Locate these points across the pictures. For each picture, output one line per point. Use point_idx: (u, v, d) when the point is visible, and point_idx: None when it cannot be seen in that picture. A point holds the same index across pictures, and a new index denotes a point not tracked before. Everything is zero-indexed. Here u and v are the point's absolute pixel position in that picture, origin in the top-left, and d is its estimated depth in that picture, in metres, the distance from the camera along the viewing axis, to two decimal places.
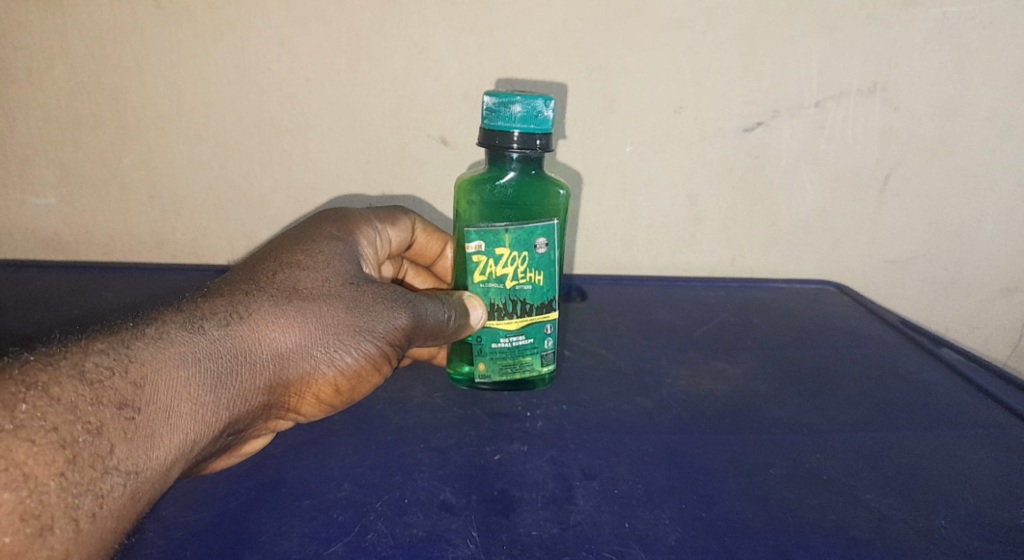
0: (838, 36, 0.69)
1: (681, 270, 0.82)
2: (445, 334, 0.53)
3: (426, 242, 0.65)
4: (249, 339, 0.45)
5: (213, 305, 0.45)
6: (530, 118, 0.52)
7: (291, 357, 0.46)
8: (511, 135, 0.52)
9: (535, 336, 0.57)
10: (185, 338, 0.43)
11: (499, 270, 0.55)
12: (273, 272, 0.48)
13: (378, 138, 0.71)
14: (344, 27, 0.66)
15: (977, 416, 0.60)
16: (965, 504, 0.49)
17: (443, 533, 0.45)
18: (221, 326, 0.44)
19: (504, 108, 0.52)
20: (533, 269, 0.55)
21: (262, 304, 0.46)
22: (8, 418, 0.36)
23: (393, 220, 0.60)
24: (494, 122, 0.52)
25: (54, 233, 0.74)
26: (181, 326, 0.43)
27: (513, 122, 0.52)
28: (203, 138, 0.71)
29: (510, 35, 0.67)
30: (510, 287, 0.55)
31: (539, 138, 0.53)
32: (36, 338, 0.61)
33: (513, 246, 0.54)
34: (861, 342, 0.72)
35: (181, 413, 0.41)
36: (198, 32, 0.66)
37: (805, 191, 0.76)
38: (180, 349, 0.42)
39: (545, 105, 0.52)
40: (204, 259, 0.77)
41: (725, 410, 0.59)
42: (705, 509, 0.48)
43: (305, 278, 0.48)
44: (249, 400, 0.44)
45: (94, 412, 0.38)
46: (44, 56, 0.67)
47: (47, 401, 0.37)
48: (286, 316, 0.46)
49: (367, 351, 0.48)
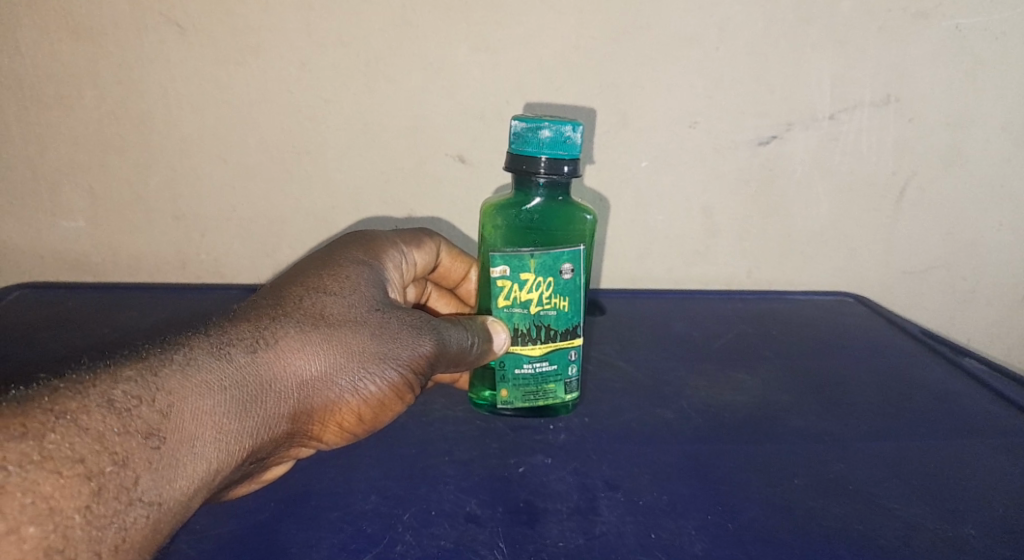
0: (849, 50, 0.70)
1: (697, 283, 0.82)
2: (467, 361, 0.54)
3: (451, 264, 0.66)
4: (274, 366, 0.45)
5: (240, 332, 0.46)
6: (558, 143, 0.53)
7: (316, 384, 0.47)
8: (538, 160, 0.53)
9: (559, 362, 0.57)
10: (212, 365, 0.44)
11: (526, 294, 0.55)
12: (300, 298, 0.49)
13: (396, 158, 0.73)
14: (364, 50, 0.68)
15: (1001, 424, 0.60)
16: (992, 512, 0.49)
17: (470, 543, 0.45)
18: (247, 352, 0.45)
19: (532, 134, 0.53)
20: (557, 294, 0.56)
21: (288, 331, 0.47)
22: (36, 448, 0.36)
23: (419, 243, 0.61)
24: (522, 147, 0.53)
25: (81, 254, 0.76)
26: (208, 352, 0.44)
27: (541, 147, 0.53)
28: (226, 160, 0.73)
29: (524, 54, 0.69)
30: (534, 312, 0.56)
31: (567, 163, 0.54)
32: (68, 360, 0.63)
33: (538, 271, 0.55)
34: (881, 352, 0.72)
35: (205, 442, 0.42)
36: (222, 57, 0.68)
37: (819, 203, 0.77)
38: (207, 376, 0.43)
39: (574, 130, 0.53)
40: (226, 277, 0.78)
41: (745, 421, 0.59)
42: (730, 519, 0.48)
43: (330, 306, 0.49)
44: (273, 428, 0.45)
45: (121, 441, 0.38)
46: (73, 83, 0.69)
47: (75, 430, 0.38)
48: (312, 344, 0.47)
49: (391, 379, 0.49)
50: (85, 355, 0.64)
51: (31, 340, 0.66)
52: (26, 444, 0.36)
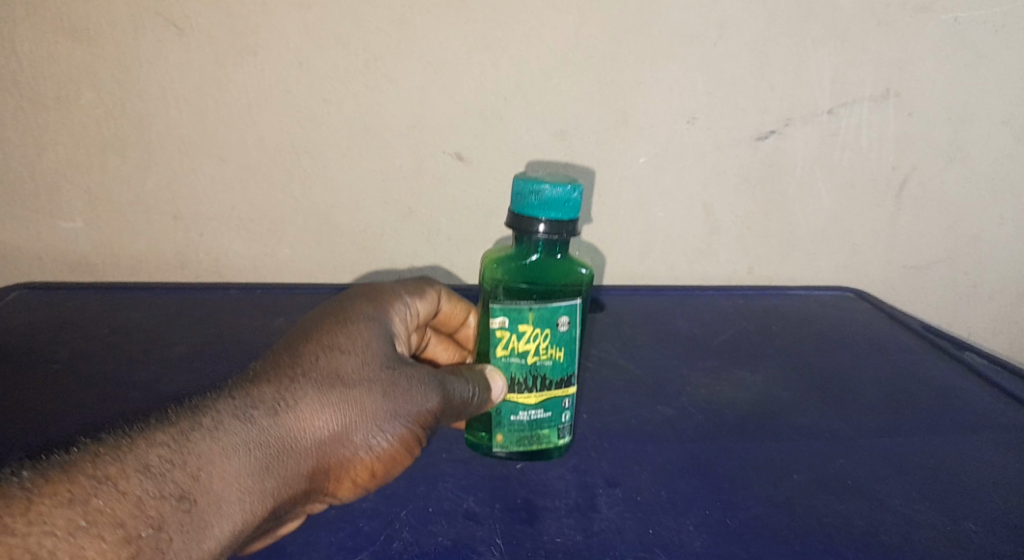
0: (849, 45, 0.70)
1: (698, 280, 0.82)
2: (466, 412, 0.50)
3: (451, 309, 0.62)
4: (301, 424, 0.43)
5: (266, 389, 0.44)
6: (558, 205, 0.51)
7: (333, 441, 0.44)
8: (538, 222, 0.51)
9: (553, 409, 0.52)
10: (240, 426, 0.42)
11: (521, 345, 0.51)
12: (323, 352, 0.46)
13: (395, 157, 0.73)
14: (362, 49, 0.68)
15: (1004, 419, 0.59)
16: (995, 508, 0.49)
17: (468, 541, 0.45)
18: (275, 411, 0.43)
19: (532, 194, 0.51)
20: (554, 344, 0.51)
21: (313, 388, 0.44)
22: (82, 512, 0.36)
23: (422, 293, 0.58)
24: (522, 207, 0.52)
25: (81, 255, 0.76)
26: (237, 411, 0.42)
27: (541, 209, 0.51)
28: (225, 160, 0.73)
29: (522, 51, 0.69)
30: (531, 363, 0.51)
31: (567, 225, 0.52)
32: (68, 361, 0.63)
33: (536, 323, 0.50)
34: (884, 348, 0.72)
35: (236, 504, 0.40)
36: (219, 57, 0.68)
37: (820, 199, 0.77)
38: (236, 437, 0.41)
39: (574, 192, 0.51)
40: (227, 278, 0.79)
41: (746, 418, 0.59)
42: (730, 515, 0.48)
43: (345, 360, 0.46)
44: (300, 486, 0.43)
45: (157, 506, 0.38)
46: (71, 84, 0.69)
47: (114, 496, 0.37)
48: (336, 401, 0.44)
49: (406, 435, 0.47)
50: (84, 356, 0.64)
51: (30, 340, 0.66)
52: (69, 509, 0.36)
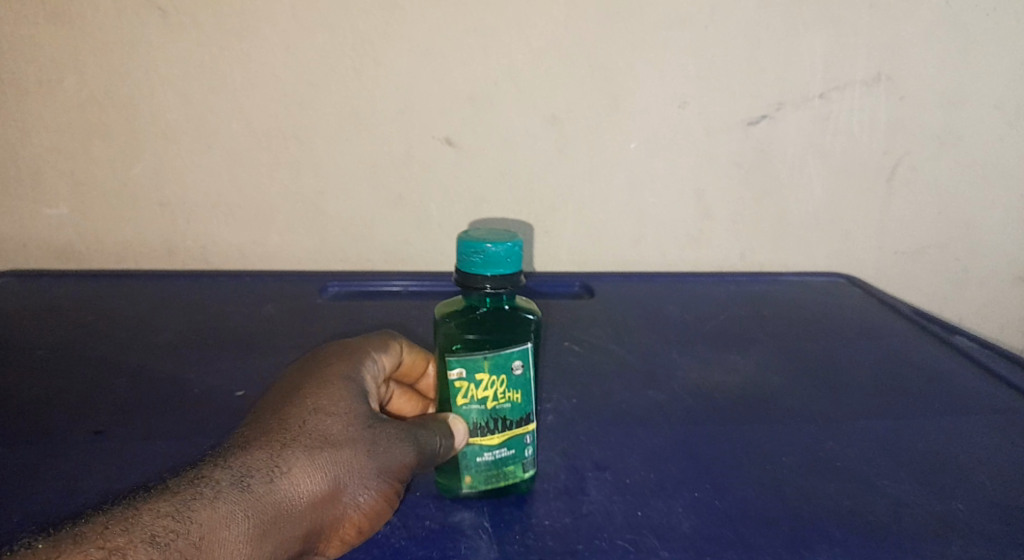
0: (840, 29, 0.69)
1: (690, 266, 0.81)
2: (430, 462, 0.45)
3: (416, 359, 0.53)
4: (293, 488, 0.39)
5: (253, 454, 0.40)
6: (503, 263, 0.46)
7: (326, 502, 0.41)
8: (484, 280, 0.46)
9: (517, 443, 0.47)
10: (235, 492, 0.38)
11: (473, 394, 0.46)
12: (306, 412, 0.43)
13: (384, 143, 0.72)
14: (349, 32, 0.67)
15: (993, 402, 0.59)
16: (983, 489, 0.49)
17: (456, 524, 0.45)
18: (267, 476, 0.39)
19: (473, 253, 0.46)
20: (509, 387, 0.46)
21: (301, 450, 0.41)
22: None
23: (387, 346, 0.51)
24: (464, 267, 0.46)
25: (66, 242, 0.75)
26: (230, 478, 0.38)
27: (484, 268, 0.46)
28: (212, 145, 0.72)
29: (511, 35, 0.68)
30: (492, 409, 0.46)
31: (514, 279, 0.47)
32: (53, 349, 0.62)
33: (490, 369, 0.46)
34: (875, 332, 0.72)
35: None
36: (204, 41, 0.67)
37: (812, 184, 0.76)
38: (233, 505, 0.37)
39: (515, 246, 0.46)
40: (215, 265, 0.78)
41: (736, 403, 0.59)
42: (719, 498, 0.48)
43: (330, 421, 0.43)
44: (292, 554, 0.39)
45: None
46: (54, 68, 0.68)
47: None
48: (325, 464, 0.41)
49: (393, 490, 0.44)
50: (71, 343, 0.63)
51: (14, 328, 0.66)
52: None
